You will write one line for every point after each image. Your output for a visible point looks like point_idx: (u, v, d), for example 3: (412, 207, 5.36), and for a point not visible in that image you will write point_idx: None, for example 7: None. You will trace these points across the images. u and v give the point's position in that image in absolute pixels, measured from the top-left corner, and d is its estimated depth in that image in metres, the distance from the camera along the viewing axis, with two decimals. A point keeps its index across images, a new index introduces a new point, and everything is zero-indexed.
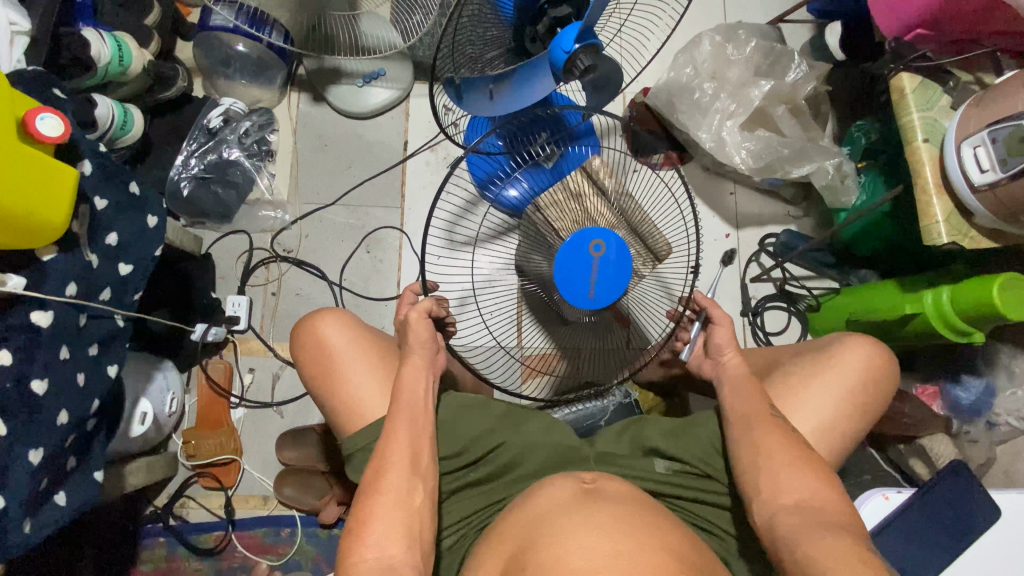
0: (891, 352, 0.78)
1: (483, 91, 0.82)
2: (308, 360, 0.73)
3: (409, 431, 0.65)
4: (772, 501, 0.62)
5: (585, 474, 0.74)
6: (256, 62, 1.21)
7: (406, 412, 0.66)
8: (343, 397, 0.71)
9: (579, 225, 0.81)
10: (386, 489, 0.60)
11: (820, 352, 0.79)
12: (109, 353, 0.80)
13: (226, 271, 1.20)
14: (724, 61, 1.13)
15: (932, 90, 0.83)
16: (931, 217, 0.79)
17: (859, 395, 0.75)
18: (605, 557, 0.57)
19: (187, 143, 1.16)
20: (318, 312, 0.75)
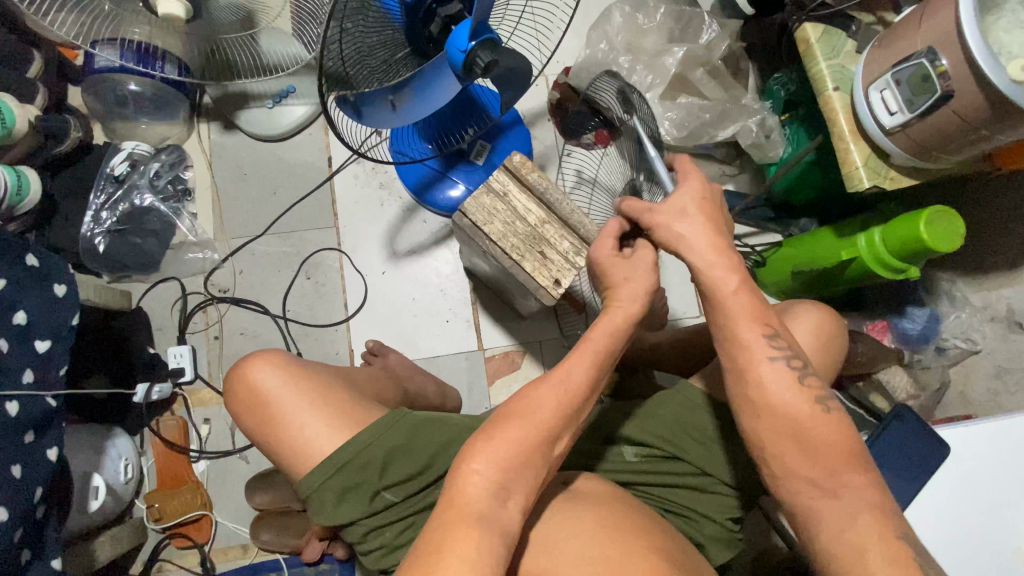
0: (830, 307, 0.79)
1: (385, 102, 0.75)
2: (245, 407, 0.71)
3: (522, 464, 0.56)
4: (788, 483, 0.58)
5: (570, 474, 0.74)
6: (154, 98, 1.14)
7: (528, 442, 0.56)
8: (290, 439, 0.69)
9: (509, 226, 0.80)
10: (485, 528, 0.51)
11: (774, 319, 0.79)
12: (46, 437, 0.74)
13: (162, 323, 1.13)
14: (638, 32, 1.12)
15: (836, 37, 0.83)
16: (850, 165, 0.80)
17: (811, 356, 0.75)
18: (596, 565, 0.58)
19: (94, 195, 1.08)
20: (250, 356, 0.71)
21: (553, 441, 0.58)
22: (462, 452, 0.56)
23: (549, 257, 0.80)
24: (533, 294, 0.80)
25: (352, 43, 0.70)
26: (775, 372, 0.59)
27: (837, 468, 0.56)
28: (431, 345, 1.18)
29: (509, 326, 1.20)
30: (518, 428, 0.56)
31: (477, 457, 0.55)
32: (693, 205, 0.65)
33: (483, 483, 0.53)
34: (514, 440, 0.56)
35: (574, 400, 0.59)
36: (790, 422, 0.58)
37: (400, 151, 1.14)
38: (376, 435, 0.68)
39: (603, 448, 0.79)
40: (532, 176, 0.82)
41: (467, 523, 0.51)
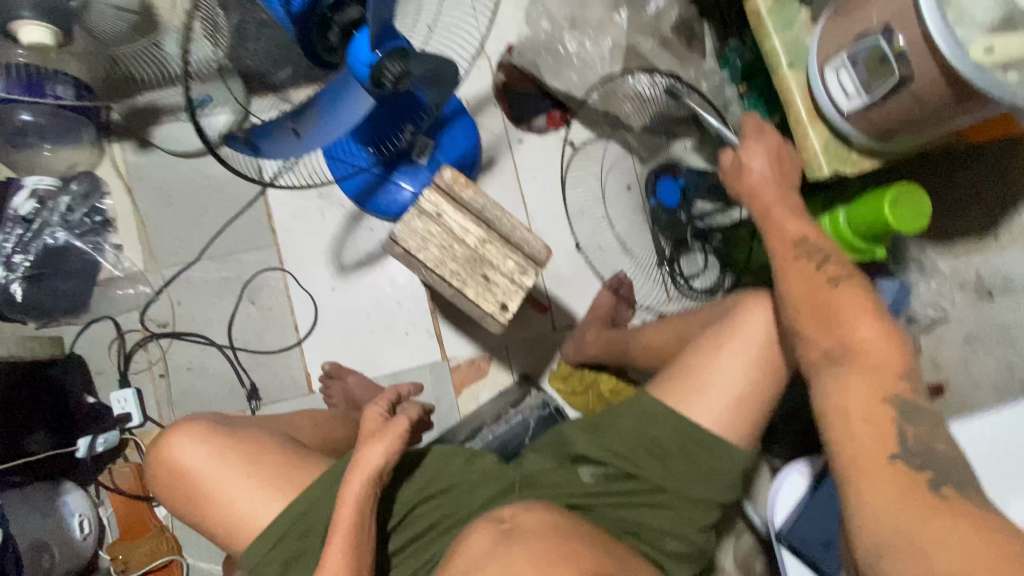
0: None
1: (285, 131, 0.66)
2: (168, 485, 0.69)
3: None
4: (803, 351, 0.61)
5: (505, 510, 0.71)
6: (52, 123, 1.03)
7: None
8: (221, 513, 0.67)
9: (446, 249, 0.74)
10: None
11: (726, 323, 0.75)
12: None
13: (101, 366, 1.06)
14: (580, 4, 1.02)
15: (789, 6, 0.76)
16: (808, 150, 0.74)
17: (769, 357, 0.72)
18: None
19: (1, 240, 0.99)
20: (173, 428, 0.70)
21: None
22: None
23: (494, 281, 0.74)
24: (482, 322, 0.75)
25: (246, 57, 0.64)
26: (798, 270, 0.63)
27: (849, 330, 0.58)
28: (391, 361, 1.13)
29: (474, 333, 1.15)
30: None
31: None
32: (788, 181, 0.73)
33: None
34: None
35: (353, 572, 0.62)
36: (809, 298, 0.61)
37: (335, 159, 0.97)
38: (313, 494, 0.67)
39: (559, 471, 0.76)
40: (467, 194, 0.75)
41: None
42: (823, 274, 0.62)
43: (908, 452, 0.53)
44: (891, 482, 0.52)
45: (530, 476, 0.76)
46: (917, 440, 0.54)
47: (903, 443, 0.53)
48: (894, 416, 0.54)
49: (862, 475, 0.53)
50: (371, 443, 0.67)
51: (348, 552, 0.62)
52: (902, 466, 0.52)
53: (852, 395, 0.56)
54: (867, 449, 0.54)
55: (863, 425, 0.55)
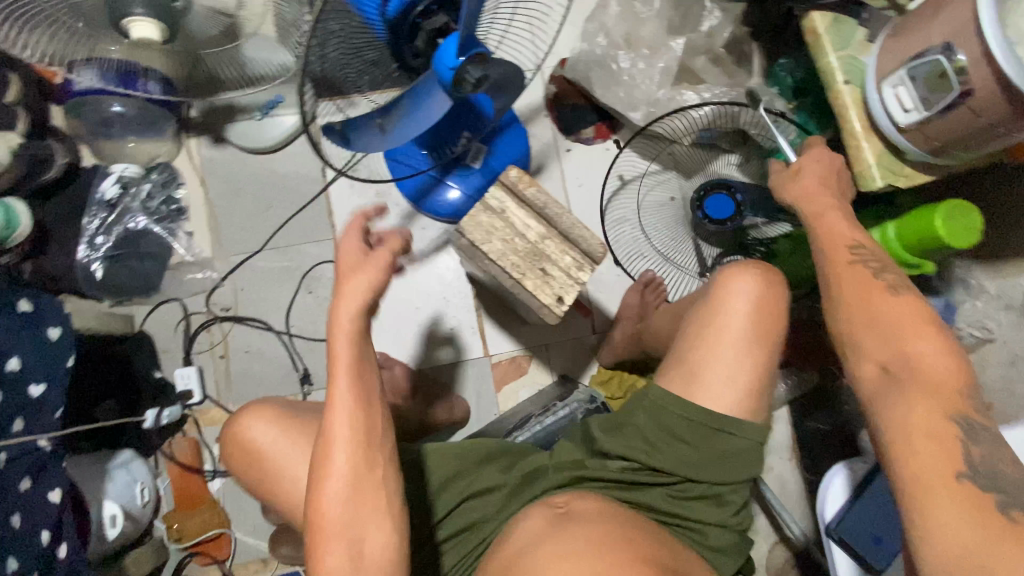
0: (776, 274, 0.78)
1: (372, 127, 0.73)
2: (242, 461, 0.75)
3: (355, 515, 0.61)
4: (856, 364, 0.63)
5: (558, 496, 0.74)
6: (140, 118, 1.11)
7: (345, 492, 0.61)
8: (287, 496, 0.72)
9: (508, 244, 0.78)
10: (361, 573, 0.60)
11: (711, 297, 0.79)
12: (50, 479, 0.74)
13: (167, 345, 1.13)
14: (635, 20, 1.07)
15: (846, 25, 0.79)
16: (862, 162, 0.76)
17: (755, 329, 0.76)
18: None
19: (87, 221, 1.06)
20: (241, 413, 0.75)
21: (371, 475, 0.61)
22: (310, 541, 0.61)
23: (551, 274, 0.78)
24: (538, 313, 0.78)
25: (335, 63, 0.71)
26: (851, 270, 0.67)
27: (906, 342, 0.61)
28: (436, 354, 1.17)
29: (517, 331, 1.19)
30: (328, 491, 0.60)
31: (325, 541, 0.60)
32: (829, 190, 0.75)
33: (337, 557, 0.60)
34: (330, 500, 0.61)
35: (365, 443, 0.61)
36: (860, 306, 0.65)
37: (395, 160, 1.04)
38: None
39: (593, 459, 0.77)
40: (529, 192, 0.80)
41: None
42: (878, 282, 0.65)
43: (973, 470, 0.53)
44: (948, 500, 0.52)
45: (563, 465, 0.78)
46: (984, 461, 0.53)
47: (968, 462, 0.53)
48: (959, 437, 0.54)
49: (924, 491, 0.53)
50: (354, 272, 0.63)
51: (357, 422, 0.61)
52: (965, 485, 0.52)
53: (904, 411, 0.57)
54: (927, 470, 0.53)
55: (927, 442, 0.55)
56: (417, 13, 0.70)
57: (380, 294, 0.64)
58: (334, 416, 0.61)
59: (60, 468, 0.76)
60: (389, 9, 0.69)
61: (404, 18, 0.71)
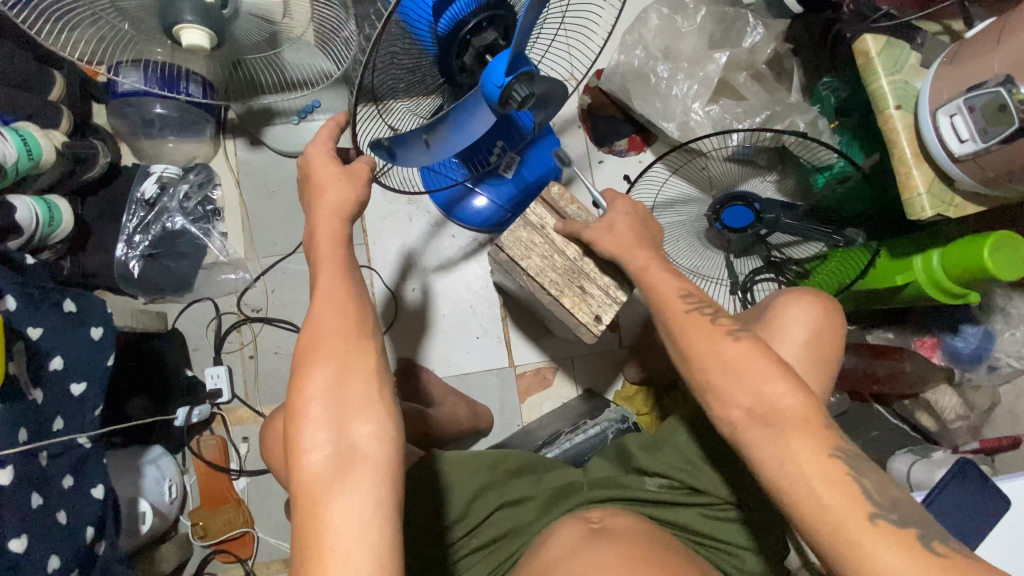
0: (836, 304, 0.75)
1: (418, 142, 0.73)
2: (274, 459, 0.74)
3: (343, 405, 0.51)
4: (724, 413, 0.60)
5: (593, 513, 0.74)
6: (180, 119, 1.13)
7: (329, 379, 0.52)
8: None
9: (546, 261, 0.79)
10: (352, 474, 0.48)
11: (768, 319, 0.75)
12: (90, 478, 0.75)
13: (198, 343, 1.15)
14: (676, 35, 1.06)
15: (898, 49, 0.78)
16: (911, 190, 0.75)
17: (817, 356, 0.72)
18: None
19: (126, 220, 1.08)
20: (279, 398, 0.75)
21: (360, 358, 0.53)
22: (288, 444, 0.51)
23: (590, 293, 0.78)
24: (575, 331, 0.79)
25: (381, 72, 0.68)
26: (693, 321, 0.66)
27: (764, 390, 0.58)
28: (462, 363, 1.17)
29: (543, 342, 1.19)
30: (311, 375, 0.52)
31: (303, 433, 0.50)
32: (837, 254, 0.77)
33: (320, 450, 0.49)
34: (314, 390, 0.51)
35: (352, 322, 0.55)
36: (710, 356, 0.62)
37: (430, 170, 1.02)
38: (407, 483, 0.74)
39: (628, 476, 0.79)
40: (571, 209, 0.80)
41: (332, 485, 0.48)
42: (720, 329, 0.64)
43: (884, 507, 0.51)
44: (877, 546, 0.49)
45: (598, 481, 0.79)
46: (882, 493, 0.52)
47: (872, 501, 0.51)
48: (849, 472, 0.53)
49: (857, 548, 0.49)
50: (337, 182, 0.64)
51: (339, 306, 0.56)
52: (885, 526, 0.50)
53: (803, 459, 0.54)
54: (843, 518, 0.51)
55: (825, 486, 0.52)
56: (467, 31, 0.69)
57: (353, 207, 0.64)
58: (316, 291, 0.57)
59: (99, 465, 0.77)
60: (441, 26, 0.68)
61: (455, 33, 0.69)
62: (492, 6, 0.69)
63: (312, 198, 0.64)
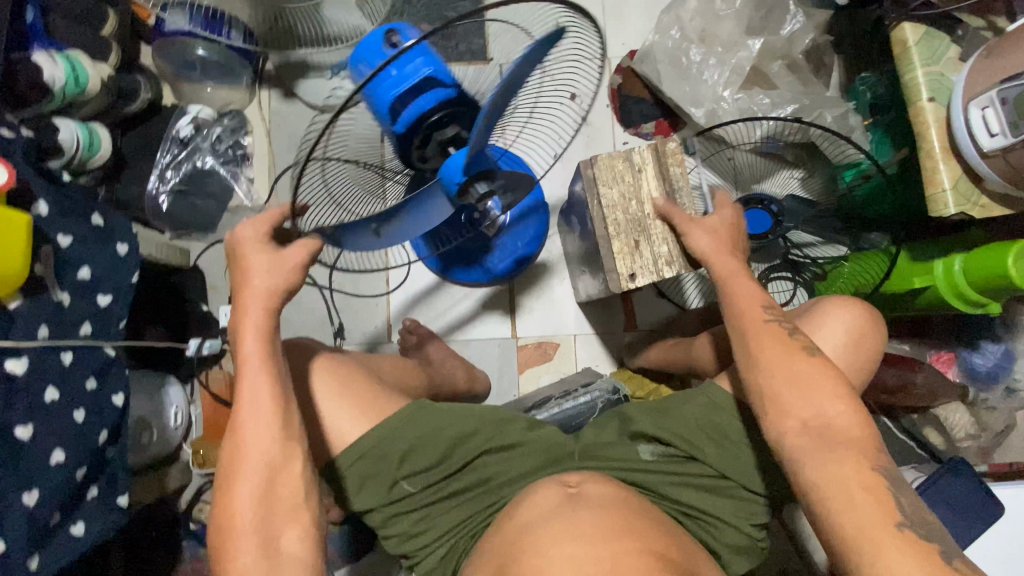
0: (878, 313, 0.75)
1: (368, 229, 0.69)
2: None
3: (272, 512, 0.59)
4: (770, 408, 0.63)
5: (571, 476, 0.74)
6: (220, 64, 1.17)
7: (257, 495, 0.59)
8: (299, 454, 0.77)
9: (625, 199, 0.78)
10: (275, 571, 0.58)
11: (807, 317, 0.75)
12: (110, 382, 0.79)
13: (217, 282, 1.19)
14: (713, 18, 1.03)
15: (937, 41, 0.76)
16: (936, 186, 0.73)
17: (849, 361, 0.72)
18: (583, 564, 0.59)
19: (160, 155, 1.13)
20: None
21: (288, 467, 0.61)
22: (219, 549, 0.59)
23: (640, 251, 0.77)
24: (607, 274, 0.78)
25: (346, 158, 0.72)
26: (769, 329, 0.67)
27: (829, 420, 0.61)
28: (466, 329, 1.19)
29: (545, 317, 1.19)
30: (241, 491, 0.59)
31: (235, 544, 0.58)
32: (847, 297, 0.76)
33: (250, 556, 0.58)
34: (243, 506, 0.59)
35: (280, 434, 0.61)
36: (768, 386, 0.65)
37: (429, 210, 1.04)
38: (389, 427, 0.75)
39: (623, 445, 0.79)
40: (675, 171, 0.77)
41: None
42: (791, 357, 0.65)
43: (911, 521, 0.55)
44: (903, 553, 0.52)
45: (589, 448, 0.79)
46: (915, 512, 0.55)
47: (903, 513, 0.55)
48: (888, 488, 0.57)
49: (879, 547, 0.53)
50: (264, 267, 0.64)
51: (268, 416, 0.61)
52: (911, 536, 0.53)
53: (849, 473, 0.57)
54: (870, 524, 0.54)
55: (864, 495, 0.56)
56: (429, 126, 0.71)
57: (286, 287, 0.65)
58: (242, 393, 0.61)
59: (121, 374, 0.81)
60: (400, 123, 0.70)
61: (415, 128, 0.71)
62: (457, 104, 0.71)
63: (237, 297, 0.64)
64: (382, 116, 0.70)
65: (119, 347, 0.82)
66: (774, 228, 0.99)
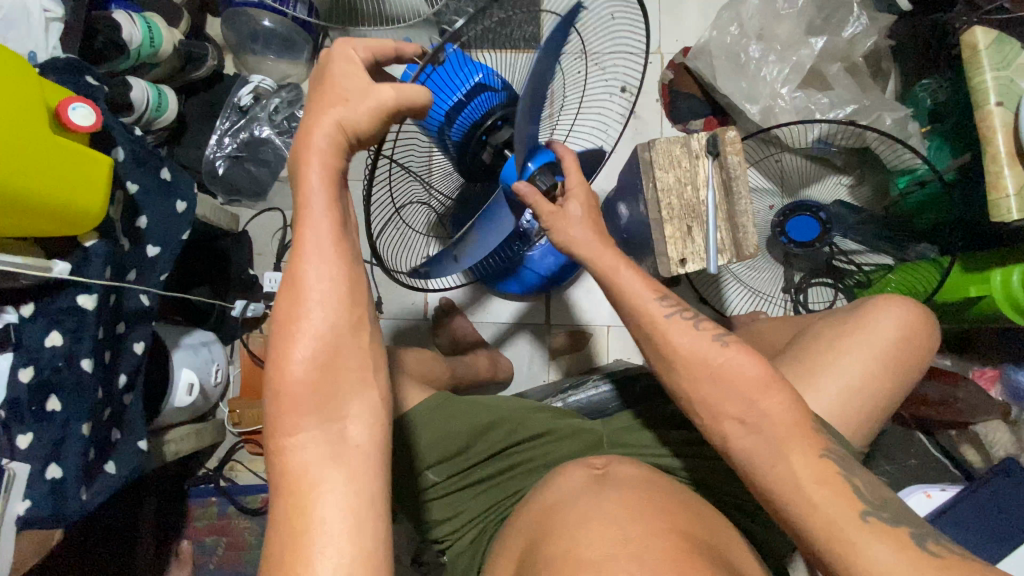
0: (928, 311, 0.75)
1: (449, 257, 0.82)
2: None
3: (333, 392, 0.49)
4: None
5: (597, 459, 0.74)
6: (283, 38, 1.20)
7: (315, 369, 0.48)
8: None
9: (680, 184, 0.79)
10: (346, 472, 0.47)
11: (850, 317, 0.75)
12: (137, 331, 0.80)
13: (263, 248, 1.23)
14: (774, 17, 1.03)
15: (1008, 47, 0.76)
16: (1000, 191, 0.73)
17: (897, 358, 0.72)
18: (615, 540, 0.57)
19: (220, 122, 1.16)
20: None
21: (355, 337, 0.50)
22: (269, 425, 0.48)
23: (692, 236, 0.78)
24: (658, 258, 0.79)
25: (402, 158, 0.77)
26: None
27: (756, 398, 0.57)
28: (500, 313, 1.20)
29: (580, 305, 1.20)
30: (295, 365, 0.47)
31: (291, 417, 0.47)
32: (896, 297, 0.75)
33: (314, 449, 0.47)
34: (297, 378, 0.48)
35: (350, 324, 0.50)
36: (697, 359, 0.61)
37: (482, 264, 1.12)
38: (421, 415, 0.75)
39: (649, 433, 0.80)
40: (732, 158, 0.77)
41: (324, 471, 0.47)
42: (704, 332, 0.63)
43: (875, 506, 0.51)
44: (874, 547, 0.48)
45: (616, 435, 0.80)
46: (874, 494, 0.52)
47: (864, 499, 0.51)
48: (839, 472, 0.53)
49: (846, 545, 0.49)
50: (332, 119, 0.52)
51: (327, 287, 0.49)
52: (876, 524, 0.49)
53: (796, 463, 0.54)
54: (836, 517, 0.50)
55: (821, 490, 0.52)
56: (485, 129, 0.72)
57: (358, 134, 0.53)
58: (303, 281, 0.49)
59: (148, 324, 0.82)
60: (457, 131, 0.70)
61: (470, 133, 0.72)
62: (508, 105, 0.72)
63: (298, 149, 0.52)
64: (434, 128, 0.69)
65: (154, 297, 0.82)
66: (822, 235, 1.00)
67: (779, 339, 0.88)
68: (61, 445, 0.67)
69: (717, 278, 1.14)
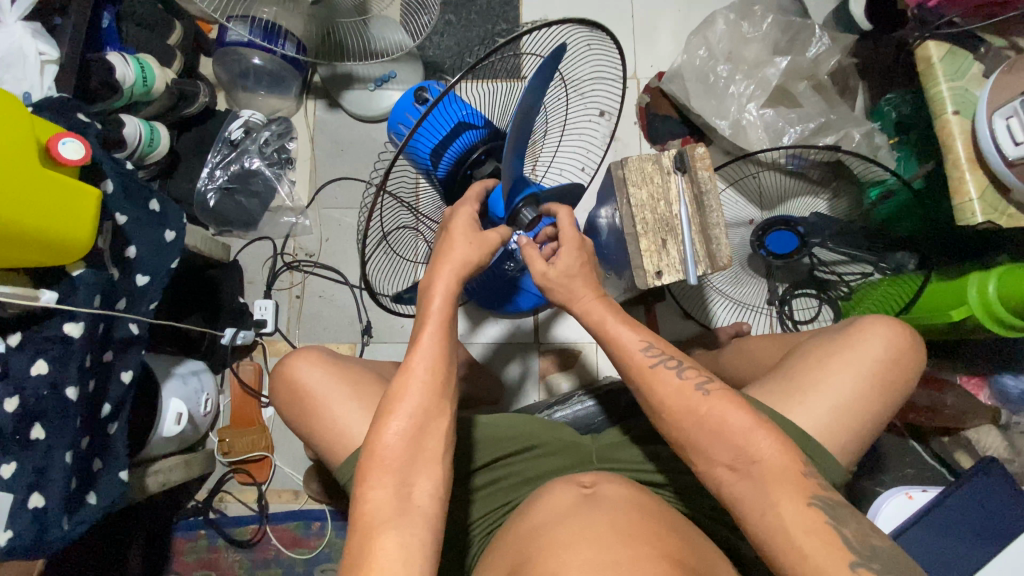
0: (917, 335, 0.75)
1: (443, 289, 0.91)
2: (286, 399, 0.80)
3: (413, 459, 0.58)
4: None
5: (586, 477, 0.73)
6: (272, 74, 1.25)
7: (410, 436, 0.58)
8: (328, 428, 0.75)
9: (654, 199, 0.82)
10: (404, 518, 0.54)
11: (837, 338, 0.76)
12: (126, 359, 0.81)
13: (254, 277, 1.25)
14: (741, 40, 1.08)
15: (962, 58, 0.83)
16: (964, 195, 0.79)
17: (886, 378, 0.72)
18: (602, 566, 0.55)
19: (211, 155, 1.20)
20: (295, 352, 0.81)
21: (439, 418, 0.60)
22: (359, 477, 0.57)
23: (667, 249, 0.80)
24: (634, 271, 0.81)
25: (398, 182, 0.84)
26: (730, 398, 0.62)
27: (744, 444, 0.57)
28: (490, 333, 1.21)
29: (568, 324, 1.21)
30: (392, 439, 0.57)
31: (375, 477, 0.56)
32: (889, 322, 0.75)
33: (385, 492, 0.55)
34: (393, 440, 0.58)
35: (437, 394, 0.60)
36: (682, 404, 0.61)
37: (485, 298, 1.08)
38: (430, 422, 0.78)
39: (638, 448, 0.79)
40: (703, 174, 0.80)
41: (387, 527, 0.53)
42: (689, 381, 0.62)
43: (865, 556, 0.50)
44: None
45: (604, 450, 0.80)
46: (865, 542, 0.51)
47: (854, 549, 0.50)
48: (829, 521, 0.52)
49: None
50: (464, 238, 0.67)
51: (435, 365, 0.61)
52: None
53: (784, 510, 0.53)
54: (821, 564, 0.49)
55: (808, 537, 0.51)
56: (470, 163, 0.80)
57: (470, 267, 0.67)
58: (411, 361, 0.61)
59: (138, 351, 0.82)
60: (442, 168, 0.79)
61: (457, 168, 0.80)
62: (490, 140, 0.80)
63: (430, 271, 0.66)
64: (425, 164, 0.77)
65: (144, 325, 0.83)
66: (800, 248, 0.99)
67: (769, 358, 0.89)
68: (43, 473, 0.67)
69: (703, 295, 1.14)
